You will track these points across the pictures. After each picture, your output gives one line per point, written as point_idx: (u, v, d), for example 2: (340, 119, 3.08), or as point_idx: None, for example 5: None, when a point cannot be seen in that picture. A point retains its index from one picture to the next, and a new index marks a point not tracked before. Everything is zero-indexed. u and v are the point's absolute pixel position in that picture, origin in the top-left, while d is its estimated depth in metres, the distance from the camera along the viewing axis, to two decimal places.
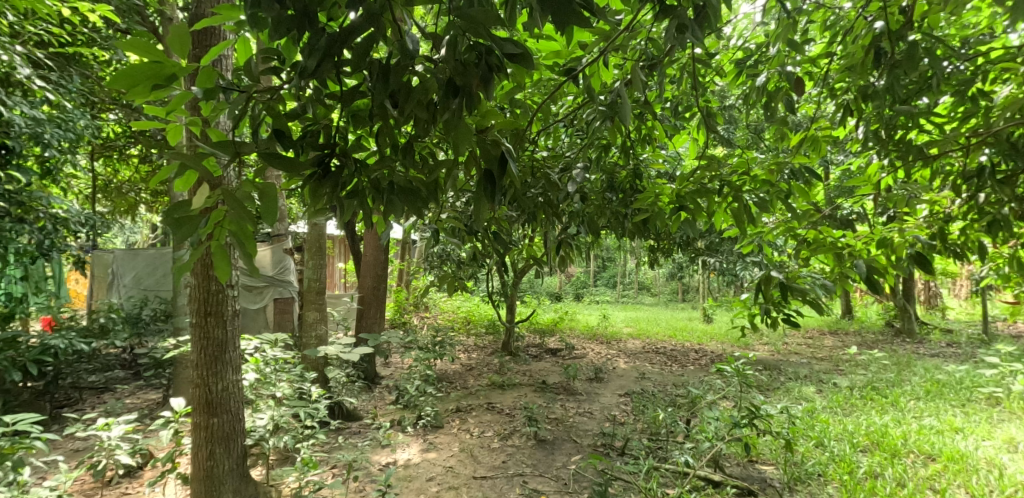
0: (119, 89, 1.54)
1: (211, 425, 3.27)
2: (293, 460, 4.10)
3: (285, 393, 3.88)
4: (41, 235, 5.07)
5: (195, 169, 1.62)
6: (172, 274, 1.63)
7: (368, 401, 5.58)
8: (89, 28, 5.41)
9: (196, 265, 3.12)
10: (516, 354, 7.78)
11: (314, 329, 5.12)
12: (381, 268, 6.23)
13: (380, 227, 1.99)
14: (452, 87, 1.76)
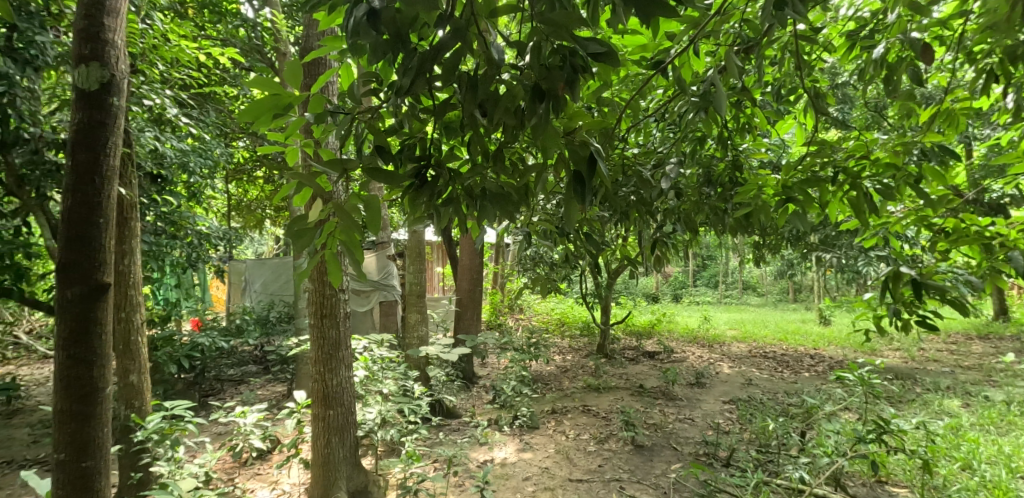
0: (246, 120, 1.74)
1: (328, 417, 3.60)
2: (399, 452, 4.51)
3: (390, 390, 4.33)
4: (189, 250, 5.92)
5: (310, 187, 1.80)
6: (293, 280, 1.82)
7: (467, 400, 5.98)
8: (221, 70, 6.35)
9: (312, 272, 3.47)
10: (611, 357, 8.04)
11: (415, 330, 5.61)
12: (477, 271, 6.60)
13: (475, 231, 2.07)
14: (539, 92, 1.79)
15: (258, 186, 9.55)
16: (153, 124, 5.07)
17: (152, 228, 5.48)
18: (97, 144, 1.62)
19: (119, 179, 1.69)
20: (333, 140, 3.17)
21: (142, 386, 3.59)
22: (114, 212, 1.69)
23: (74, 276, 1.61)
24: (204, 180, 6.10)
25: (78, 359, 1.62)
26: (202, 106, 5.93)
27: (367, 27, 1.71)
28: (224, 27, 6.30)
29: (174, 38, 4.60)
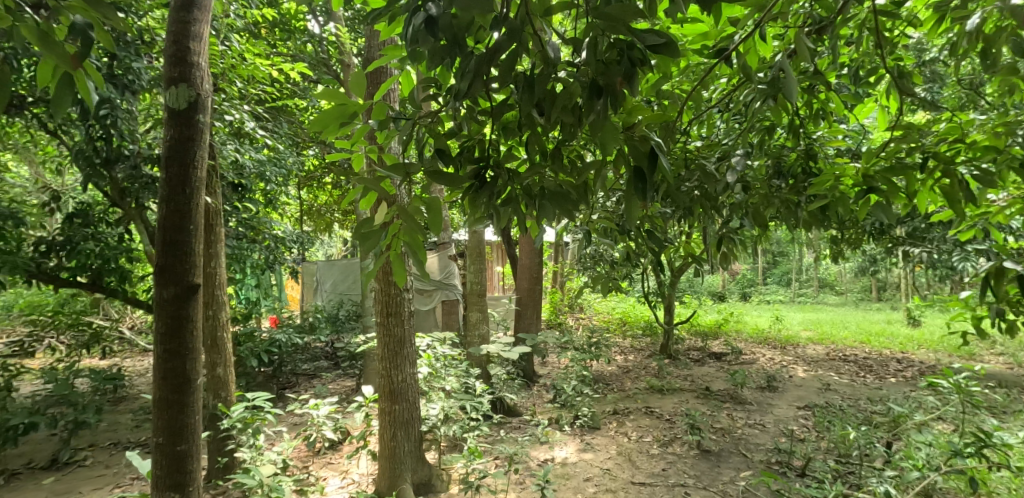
0: (316, 130, 1.85)
1: (394, 411, 3.85)
2: (461, 448, 4.68)
3: (452, 387, 4.57)
4: (267, 252, 6.52)
5: (376, 190, 1.88)
6: (361, 280, 1.92)
7: (528, 399, 6.30)
8: (292, 83, 6.85)
9: (379, 273, 3.79)
10: (675, 357, 8.56)
11: (476, 329, 5.87)
12: (535, 271, 6.98)
13: (533, 230, 2.11)
14: (596, 88, 1.75)
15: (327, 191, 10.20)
16: (233, 138, 5.54)
17: (234, 233, 5.97)
18: (186, 157, 1.81)
19: (206, 189, 1.87)
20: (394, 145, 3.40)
21: (227, 378, 4.03)
22: (202, 219, 1.87)
23: (170, 277, 1.79)
24: (279, 187, 6.62)
25: (172, 352, 1.82)
26: (275, 118, 6.41)
27: (425, 34, 1.74)
28: (293, 45, 7.08)
29: (248, 56, 5.08)
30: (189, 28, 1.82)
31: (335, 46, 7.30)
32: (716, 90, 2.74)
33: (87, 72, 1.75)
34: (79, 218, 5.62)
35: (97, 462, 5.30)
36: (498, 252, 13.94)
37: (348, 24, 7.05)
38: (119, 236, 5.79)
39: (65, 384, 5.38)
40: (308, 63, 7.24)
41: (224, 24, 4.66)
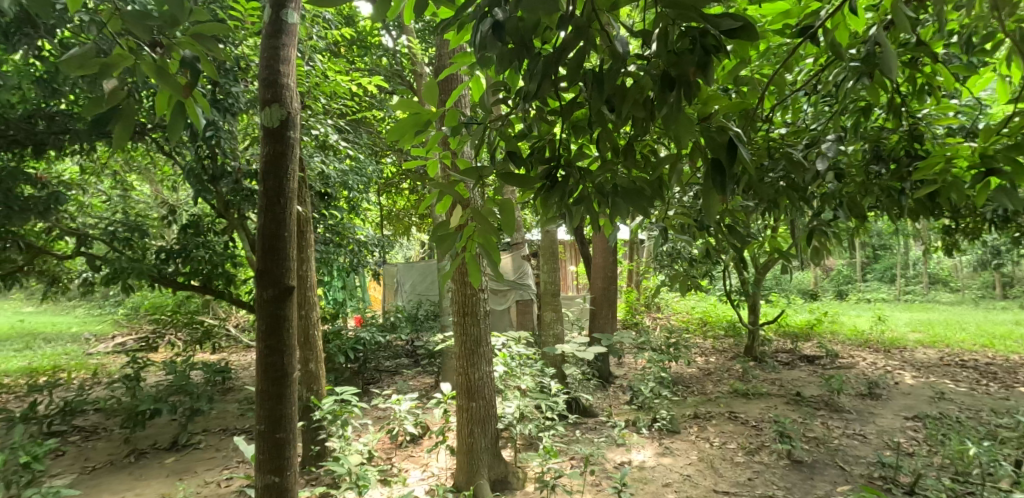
0: (394, 139, 1.96)
1: (470, 408, 4.21)
2: (536, 447, 5.01)
3: (528, 387, 4.85)
4: (352, 256, 7.48)
5: (451, 194, 1.96)
6: (438, 280, 2.07)
7: (603, 399, 6.44)
8: (370, 97, 7.66)
9: (455, 275, 4.12)
10: (760, 359, 8.42)
11: (552, 328, 6.18)
12: (609, 270, 7.12)
13: (607, 227, 2.31)
14: (668, 80, 1.69)
15: (404, 198, 11.18)
16: (320, 151, 6.38)
17: (321, 238, 6.96)
18: (280, 171, 2.00)
19: (296, 199, 2.06)
20: (467, 149, 3.90)
21: (317, 373, 4.64)
22: (294, 226, 2.06)
23: (269, 280, 1.98)
24: (361, 194, 7.51)
25: (271, 348, 2.01)
26: (355, 129, 7.24)
27: (492, 39, 1.74)
28: (371, 60, 7.87)
29: (328, 74, 5.86)
30: (277, 53, 2.04)
31: (406, 58, 7.94)
32: (800, 72, 2.86)
33: (194, 99, 2.04)
34: (192, 228, 7.03)
35: (209, 445, 6.22)
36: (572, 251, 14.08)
37: (417, 36, 7.65)
38: (224, 244, 7.24)
39: (183, 376, 6.39)
40: (384, 76, 7.93)
41: (307, 47, 5.37)
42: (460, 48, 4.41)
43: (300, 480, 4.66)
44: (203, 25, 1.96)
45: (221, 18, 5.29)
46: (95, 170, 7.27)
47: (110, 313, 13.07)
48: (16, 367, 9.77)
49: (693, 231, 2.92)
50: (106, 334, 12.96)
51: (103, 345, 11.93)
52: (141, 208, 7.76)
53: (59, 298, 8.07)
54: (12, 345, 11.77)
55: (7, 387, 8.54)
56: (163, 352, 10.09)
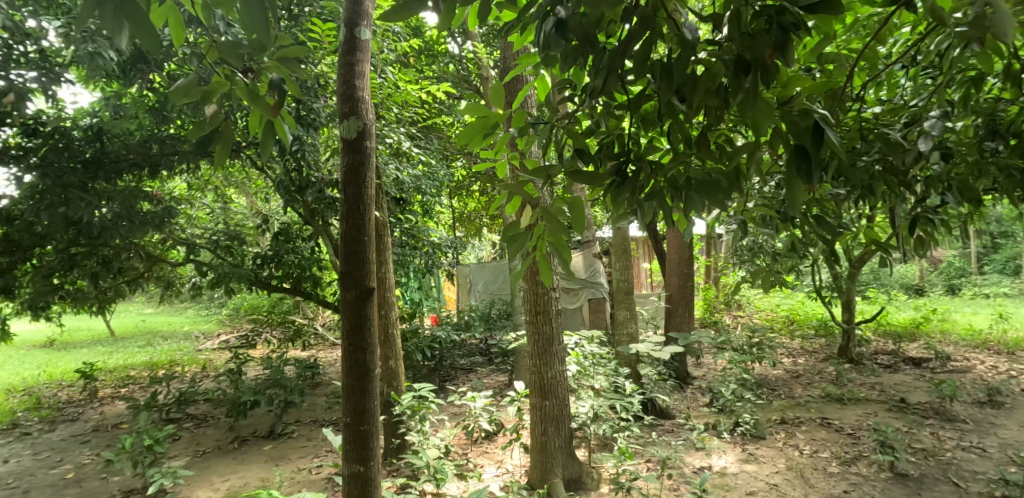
0: (464, 142, 2.29)
1: (544, 407, 4.18)
2: (611, 447, 4.98)
3: (601, 386, 4.78)
4: (427, 257, 7.80)
5: (521, 194, 2.16)
6: (512, 278, 2.27)
7: (681, 401, 6.25)
8: (440, 104, 7.96)
9: (526, 274, 4.12)
10: (857, 361, 7.84)
11: (625, 327, 6.09)
12: (685, 267, 6.93)
13: (679, 221, 2.36)
14: (742, 64, 1.62)
15: (475, 200, 11.48)
16: (395, 158, 6.79)
17: (399, 241, 7.28)
18: (358, 181, 2.22)
19: (375, 207, 2.27)
20: (534, 149, 3.93)
21: (397, 369, 4.78)
22: (373, 232, 2.27)
23: (350, 283, 2.20)
24: (433, 198, 7.83)
25: (355, 346, 2.22)
26: (426, 136, 7.57)
27: (556, 37, 1.73)
28: (440, 67, 8.15)
29: (399, 84, 6.11)
30: (353, 68, 2.27)
31: (472, 63, 8.14)
32: (894, 43, 2.66)
33: (281, 117, 2.24)
34: (283, 236, 7.58)
35: (302, 434, 6.58)
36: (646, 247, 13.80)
37: (482, 40, 7.77)
38: (311, 250, 7.78)
39: (278, 371, 6.82)
40: (451, 81, 8.11)
41: (380, 60, 5.67)
42: (523, 49, 4.49)
43: (382, 471, 4.86)
44: (287, 49, 2.10)
45: (302, 41, 5.70)
46: (200, 186, 7.93)
47: (214, 312, 14.19)
48: (139, 361, 10.81)
49: (777, 223, 2.75)
50: (213, 332, 14.09)
51: (209, 342, 12.97)
52: (239, 218, 8.39)
53: (173, 300, 8.87)
54: (135, 342, 13.05)
55: (133, 378, 9.46)
56: (261, 349, 10.82)
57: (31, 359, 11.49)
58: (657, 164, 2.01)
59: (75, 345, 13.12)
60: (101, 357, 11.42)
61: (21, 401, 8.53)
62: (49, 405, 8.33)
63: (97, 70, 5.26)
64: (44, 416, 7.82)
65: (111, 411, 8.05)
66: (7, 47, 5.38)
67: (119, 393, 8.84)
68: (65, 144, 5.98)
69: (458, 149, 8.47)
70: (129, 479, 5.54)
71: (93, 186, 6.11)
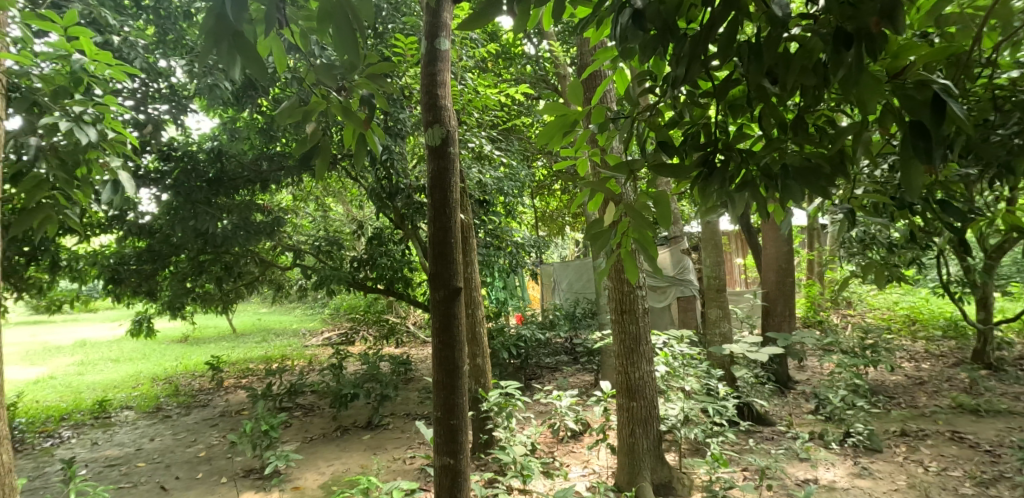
0: (544, 141, 2.26)
1: (632, 408, 4.04)
2: (703, 453, 4.76)
3: (693, 388, 4.57)
4: (511, 257, 7.83)
5: (603, 190, 2.08)
6: (596, 276, 2.18)
7: (782, 406, 5.89)
8: (519, 106, 7.97)
9: (611, 272, 4.02)
10: (995, 367, 7.04)
11: (717, 327, 5.80)
12: (783, 261, 6.51)
13: (777, 214, 2.18)
14: (844, 36, 1.48)
15: (557, 199, 11.42)
16: (477, 162, 6.88)
17: (483, 242, 7.35)
18: (444, 185, 2.26)
19: (460, 209, 2.30)
20: (616, 144, 3.80)
21: (484, 367, 4.80)
22: (459, 234, 2.29)
23: (440, 282, 2.24)
24: (515, 198, 7.84)
25: (445, 343, 2.26)
26: (507, 138, 7.59)
27: (634, 29, 1.69)
28: (518, 69, 8.17)
29: (479, 89, 6.15)
30: (435, 78, 2.33)
31: (550, 63, 8.10)
32: None
33: (372, 130, 2.36)
34: (376, 240, 7.85)
35: (396, 426, 6.78)
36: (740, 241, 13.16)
37: (558, 38, 7.69)
38: (402, 252, 7.98)
39: (374, 366, 7.05)
40: (530, 82, 8.08)
41: (460, 68, 5.77)
42: (601, 45, 4.40)
43: (470, 465, 4.92)
44: (375, 67, 2.21)
45: (387, 55, 5.90)
46: (303, 196, 8.42)
47: (318, 311, 15.02)
48: (257, 355, 11.64)
49: (892, 211, 2.49)
50: (318, 329, 14.93)
51: (315, 338, 13.76)
52: (337, 225, 8.80)
53: (282, 299, 9.47)
54: (253, 338, 14.09)
55: (252, 370, 10.20)
56: (359, 346, 11.30)
57: (170, 352, 12.70)
58: (748, 152, 1.88)
59: (204, 341, 14.36)
60: (226, 351, 12.44)
61: (162, 388, 9.42)
62: (185, 392, 9.14)
63: (216, 100, 5.79)
64: (181, 401, 8.57)
65: (235, 398, 8.69)
66: (145, 86, 6.19)
67: (241, 383, 9.54)
68: (193, 165, 6.60)
69: (539, 149, 8.45)
70: (251, 459, 5.92)
71: (217, 201, 6.73)
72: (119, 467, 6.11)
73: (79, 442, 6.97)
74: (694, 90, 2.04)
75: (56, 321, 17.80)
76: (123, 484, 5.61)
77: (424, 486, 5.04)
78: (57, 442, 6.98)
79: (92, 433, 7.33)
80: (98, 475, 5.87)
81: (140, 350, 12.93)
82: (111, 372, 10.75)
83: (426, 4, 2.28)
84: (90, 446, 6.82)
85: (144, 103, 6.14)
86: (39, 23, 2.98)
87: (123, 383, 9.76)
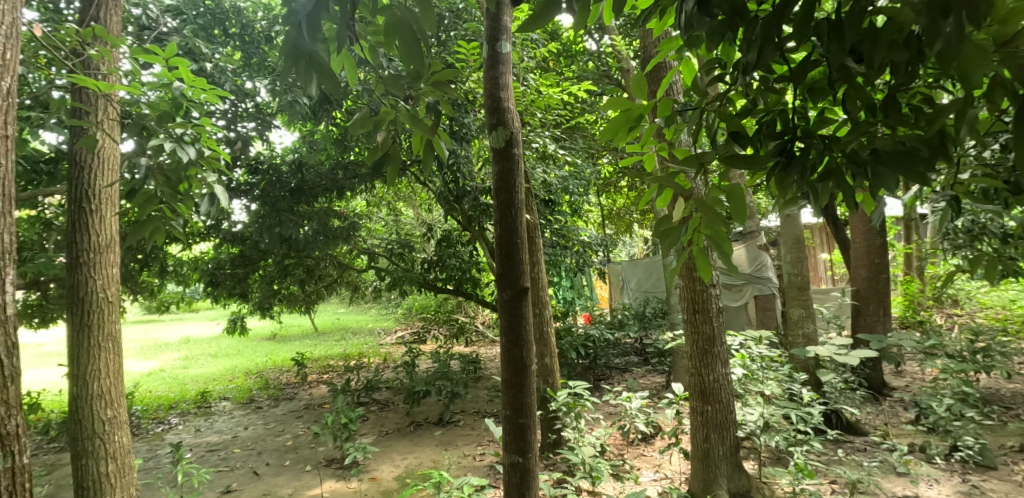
0: (608, 137, 2.17)
1: (706, 412, 3.87)
2: (785, 462, 4.51)
3: (773, 392, 4.32)
4: (578, 256, 7.72)
5: (672, 185, 1.96)
6: (667, 275, 2.07)
7: (877, 415, 5.51)
8: (582, 103, 7.84)
9: (682, 270, 3.86)
10: None
11: (800, 328, 5.47)
12: (874, 256, 6.09)
13: (868, 205, 1.99)
14: (939, 6, 1.32)
15: (624, 196, 11.19)
16: (541, 161, 6.88)
17: (549, 242, 7.29)
18: (509, 187, 2.22)
19: (525, 209, 2.25)
20: (683, 137, 3.66)
21: (552, 366, 4.74)
22: (525, 235, 2.25)
23: (507, 282, 2.20)
24: (581, 197, 7.74)
25: (513, 343, 2.22)
26: (571, 136, 7.51)
27: (699, 16, 1.60)
28: (580, 66, 8.04)
29: (541, 89, 6.11)
30: (497, 81, 2.29)
31: (612, 57, 7.93)
32: None
33: (438, 136, 2.35)
34: (445, 241, 7.96)
35: (467, 423, 6.83)
36: (824, 236, 12.47)
37: (619, 32, 7.52)
38: (470, 253, 8.04)
39: (446, 364, 7.14)
40: (591, 78, 7.96)
41: (521, 69, 5.74)
42: (664, 34, 4.25)
43: (539, 464, 4.89)
44: (439, 74, 2.18)
45: (450, 61, 5.98)
46: (375, 201, 8.66)
47: (391, 311, 15.42)
48: (337, 352, 12.10)
49: (1003, 199, 2.23)
50: (393, 327, 15.35)
51: (389, 337, 14.15)
52: (408, 228, 8.98)
53: (357, 299, 9.78)
54: (332, 336, 14.68)
55: (332, 366, 10.60)
56: (431, 344, 11.52)
57: (260, 348, 13.42)
58: (832, 139, 1.73)
59: (289, 339, 15.08)
60: (309, 348, 13.02)
61: (255, 381, 9.97)
62: (274, 385, 9.61)
63: (296, 114, 6.09)
64: (271, 393, 9.02)
65: (318, 392, 9.06)
66: (234, 106, 6.57)
67: (324, 378, 9.93)
68: (277, 177, 7.01)
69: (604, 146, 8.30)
70: (332, 450, 6.13)
71: (298, 209, 7.08)
72: (218, 452, 6.49)
73: (186, 428, 7.46)
74: (768, 75, 1.89)
75: (163, 320, 19.23)
76: (222, 467, 5.95)
77: (494, 483, 5.05)
78: (167, 427, 7.50)
79: (196, 420, 7.84)
80: (201, 459, 6.27)
81: (235, 346, 13.73)
82: (210, 366, 11.49)
83: (485, 8, 2.25)
84: (194, 432, 7.29)
85: (235, 122, 6.59)
86: (144, 57, 3.14)
87: (221, 376, 10.40)
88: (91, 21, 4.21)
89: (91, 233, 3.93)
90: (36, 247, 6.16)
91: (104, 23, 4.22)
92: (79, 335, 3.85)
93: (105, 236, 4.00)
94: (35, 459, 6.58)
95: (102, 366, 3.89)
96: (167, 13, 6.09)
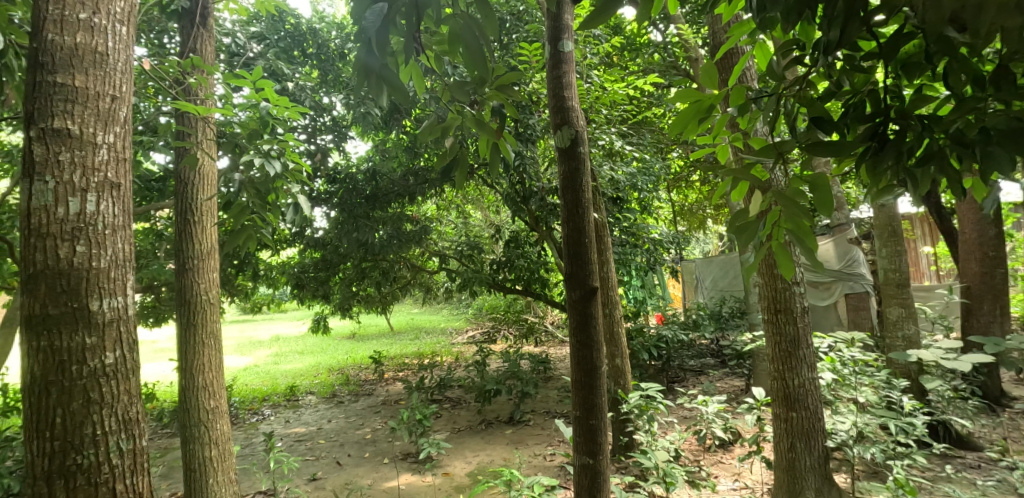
0: (677, 131, 2.04)
1: (791, 419, 3.64)
2: (882, 476, 4.18)
3: (868, 400, 4.02)
4: (649, 255, 7.50)
5: (747, 178, 1.83)
6: (745, 273, 1.93)
7: (992, 428, 5.01)
8: (650, 97, 7.62)
9: (760, 267, 3.66)
10: None
11: (900, 329, 5.08)
12: (987, 249, 5.59)
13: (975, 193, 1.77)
14: None
15: (695, 191, 10.81)
16: (609, 159, 6.76)
17: (619, 240, 7.15)
18: (575, 186, 2.15)
19: (593, 207, 2.16)
20: (761, 127, 3.46)
21: (623, 367, 4.61)
22: (593, 234, 2.16)
23: (576, 282, 2.12)
24: (651, 193, 7.53)
25: (582, 343, 2.14)
26: (639, 132, 7.31)
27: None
28: (647, 59, 7.82)
29: (607, 86, 5.97)
30: (561, 80, 2.22)
31: (680, 48, 7.66)
32: None
33: (504, 139, 2.30)
34: (513, 242, 7.94)
35: (538, 423, 6.79)
36: (923, 228, 11.52)
37: (687, 22, 7.27)
38: (538, 253, 7.98)
39: (516, 364, 7.14)
40: (658, 71, 7.72)
41: (584, 67, 5.64)
42: (736, 19, 4.03)
43: (612, 467, 4.78)
44: (503, 77, 2.14)
45: (514, 64, 5.95)
46: (445, 204, 8.77)
47: (462, 311, 15.62)
48: (411, 351, 12.39)
49: None
50: (464, 326, 15.55)
51: (461, 336, 14.35)
52: (478, 229, 9.04)
53: (430, 300, 9.94)
54: (407, 335, 15.07)
55: (408, 364, 10.85)
56: (501, 344, 11.58)
57: (341, 346, 13.95)
58: (932, 118, 1.55)
59: (367, 337, 15.58)
60: (386, 346, 13.40)
61: (337, 377, 10.35)
62: (354, 381, 9.93)
63: (369, 122, 6.25)
64: (352, 389, 9.33)
65: (395, 389, 9.28)
66: (313, 121, 6.84)
67: (400, 376, 10.17)
68: (353, 184, 7.23)
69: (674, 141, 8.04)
70: (408, 444, 6.25)
71: (374, 214, 7.26)
72: (305, 442, 6.76)
73: (277, 419, 7.83)
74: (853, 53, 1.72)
75: (254, 321, 20.35)
76: (308, 457, 6.20)
77: (565, 483, 4.97)
78: (260, 418, 7.89)
79: (285, 412, 8.21)
80: (290, 448, 6.55)
81: (318, 344, 14.35)
82: (298, 362, 12.05)
83: (546, 8, 2.19)
84: (284, 423, 7.63)
85: (315, 135, 6.86)
86: (235, 79, 3.30)
87: (306, 372, 10.88)
88: (189, 52, 4.46)
89: (195, 243, 4.16)
90: (149, 254, 6.65)
91: (200, 53, 4.47)
92: (186, 332, 4.07)
93: (207, 244, 4.23)
94: (149, 443, 7.11)
95: (206, 361, 4.12)
96: (252, 40, 6.42)
